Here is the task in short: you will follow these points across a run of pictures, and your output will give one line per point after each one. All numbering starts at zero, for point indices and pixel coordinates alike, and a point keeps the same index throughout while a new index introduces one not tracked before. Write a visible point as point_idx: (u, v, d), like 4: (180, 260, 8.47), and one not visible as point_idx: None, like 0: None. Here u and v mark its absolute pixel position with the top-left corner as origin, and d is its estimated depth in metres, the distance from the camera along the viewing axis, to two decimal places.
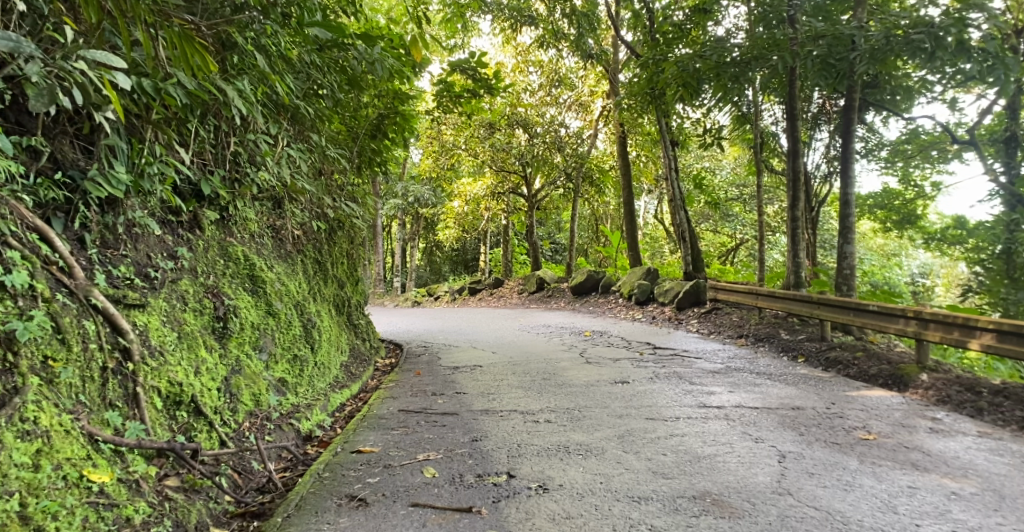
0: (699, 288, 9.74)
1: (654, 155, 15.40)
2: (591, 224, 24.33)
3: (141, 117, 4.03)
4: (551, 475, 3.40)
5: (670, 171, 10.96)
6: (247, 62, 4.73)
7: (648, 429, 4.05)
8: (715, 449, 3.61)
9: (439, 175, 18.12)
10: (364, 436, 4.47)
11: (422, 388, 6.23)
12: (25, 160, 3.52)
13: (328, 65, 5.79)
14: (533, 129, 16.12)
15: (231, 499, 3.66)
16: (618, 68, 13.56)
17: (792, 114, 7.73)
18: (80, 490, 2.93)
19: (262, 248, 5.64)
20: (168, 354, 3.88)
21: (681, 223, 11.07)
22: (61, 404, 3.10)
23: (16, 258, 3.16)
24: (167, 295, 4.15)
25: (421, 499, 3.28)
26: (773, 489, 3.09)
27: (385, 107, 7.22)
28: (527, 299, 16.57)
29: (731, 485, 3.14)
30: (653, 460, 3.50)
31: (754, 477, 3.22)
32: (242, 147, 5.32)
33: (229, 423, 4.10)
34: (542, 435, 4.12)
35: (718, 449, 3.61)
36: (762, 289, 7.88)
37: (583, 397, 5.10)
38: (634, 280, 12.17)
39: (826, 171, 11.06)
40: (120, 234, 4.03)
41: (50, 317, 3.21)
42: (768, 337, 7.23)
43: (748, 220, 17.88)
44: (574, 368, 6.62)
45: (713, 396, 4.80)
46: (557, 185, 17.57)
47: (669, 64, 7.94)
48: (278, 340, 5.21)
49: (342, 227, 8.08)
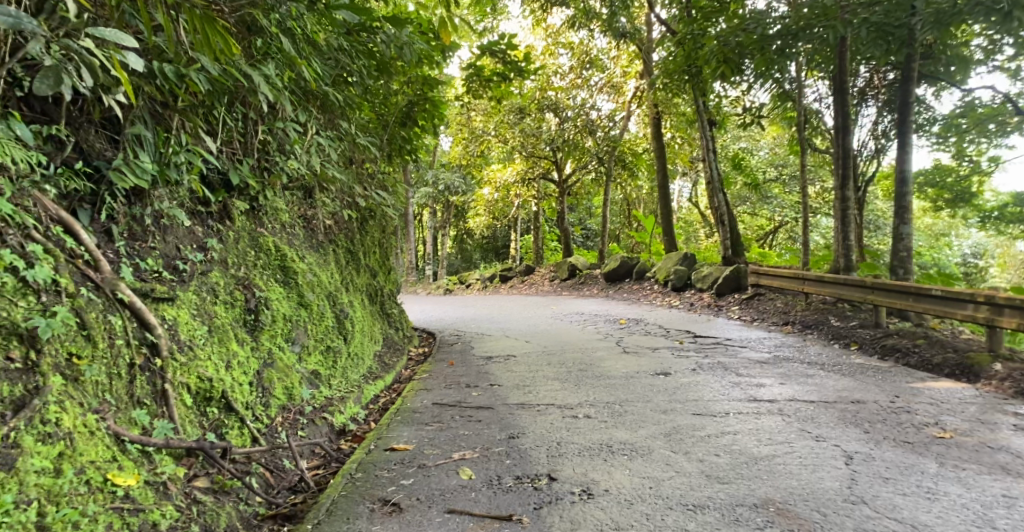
0: (740, 273, 9.39)
1: (690, 137, 14.86)
2: (624, 210, 23.96)
3: (167, 106, 3.91)
4: (595, 478, 3.19)
5: (708, 152, 10.60)
6: (273, 46, 4.57)
7: (697, 426, 3.80)
8: (773, 449, 3.35)
9: (469, 162, 17.88)
10: (398, 431, 4.32)
11: (456, 379, 6.08)
12: (50, 151, 3.42)
13: (356, 50, 5.62)
14: (564, 113, 15.86)
15: (262, 501, 3.53)
16: (652, 47, 13.11)
17: (841, 87, 7.29)
18: (105, 495, 2.82)
19: (293, 238, 5.52)
20: (198, 348, 3.76)
21: (719, 206, 10.69)
22: (86, 403, 2.99)
23: (39, 252, 3.06)
24: (196, 288, 4.03)
25: (457, 505, 3.10)
26: (842, 497, 2.83)
27: (414, 94, 7.06)
28: (559, 286, 16.35)
29: (797, 491, 2.89)
30: (706, 461, 3.27)
31: (820, 482, 2.96)
32: (271, 136, 5.16)
33: (261, 419, 3.99)
34: (584, 432, 3.92)
35: (776, 449, 3.36)
36: (809, 273, 7.51)
37: (622, 390, 4.88)
38: (671, 266, 11.81)
39: (875, 149, 10.47)
40: (148, 226, 3.92)
41: (74, 313, 3.10)
42: (817, 324, 6.87)
43: (789, 202, 17.32)
44: (611, 358, 6.39)
45: (763, 388, 4.52)
46: (590, 169, 17.23)
47: (711, 37, 7.48)
48: (311, 332, 5.08)
49: (372, 215, 7.91)
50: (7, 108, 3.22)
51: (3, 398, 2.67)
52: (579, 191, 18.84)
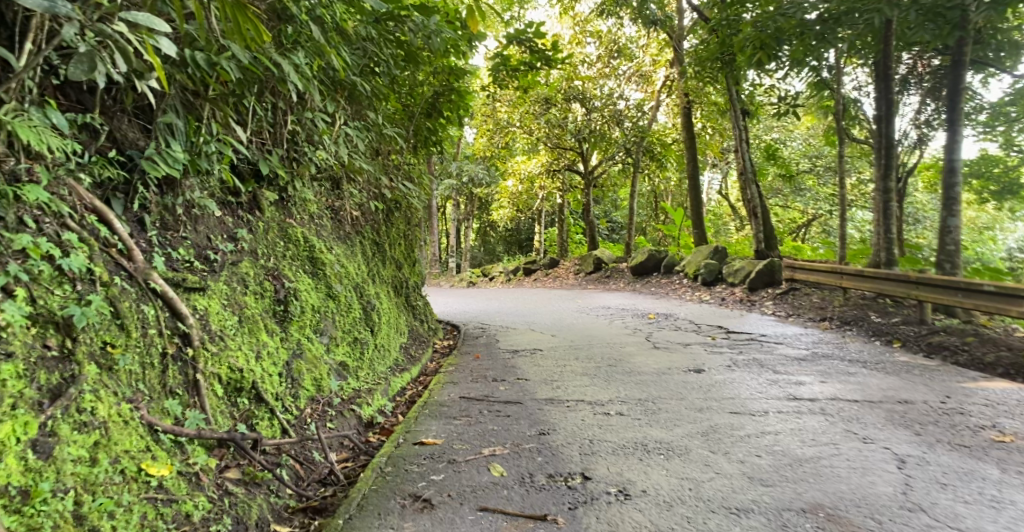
0: (774, 267, 9.18)
1: (721, 127, 14.60)
2: (650, 202, 23.67)
3: (197, 94, 3.87)
4: (631, 478, 3.10)
5: (740, 142, 10.38)
6: (303, 33, 4.49)
7: (735, 425, 3.68)
8: (817, 451, 3.23)
9: (494, 154, 17.80)
10: (426, 425, 4.27)
11: (483, 372, 6.02)
12: (84, 139, 3.40)
13: (384, 39, 5.54)
14: (591, 103, 15.65)
15: (292, 494, 3.49)
16: (683, 35, 12.85)
17: (887, 72, 7.00)
18: (139, 485, 2.81)
19: (321, 229, 5.49)
20: (229, 338, 3.74)
21: (752, 198, 10.46)
22: (120, 392, 2.97)
23: (74, 240, 3.06)
24: (227, 278, 4.01)
25: (489, 503, 3.03)
26: (897, 503, 2.71)
27: (441, 85, 6.98)
28: (584, 279, 16.23)
29: (847, 496, 2.77)
30: (747, 462, 3.15)
31: (870, 488, 2.84)
32: (300, 126, 5.10)
33: (291, 410, 3.96)
34: (616, 430, 3.83)
35: (821, 450, 3.23)
36: (846, 267, 7.30)
37: (654, 387, 4.78)
38: (700, 260, 11.61)
39: (916, 139, 10.16)
40: (180, 215, 3.90)
41: (108, 302, 3.08)
42: (856, 320, 6.67)
43: (823, 194, 16.91)
44: (641, 354, 6.27)
45: (802, 386, 4.39)
46: (616, 160, 17.01)
47: (747, 23, 7.28)
48: (339, 323, 5.05)
49: (398, 207, 7.88)
50: (44, 96, 3.21)
51: (40, 386, 2.66)
52: (605, 182, 18.67)
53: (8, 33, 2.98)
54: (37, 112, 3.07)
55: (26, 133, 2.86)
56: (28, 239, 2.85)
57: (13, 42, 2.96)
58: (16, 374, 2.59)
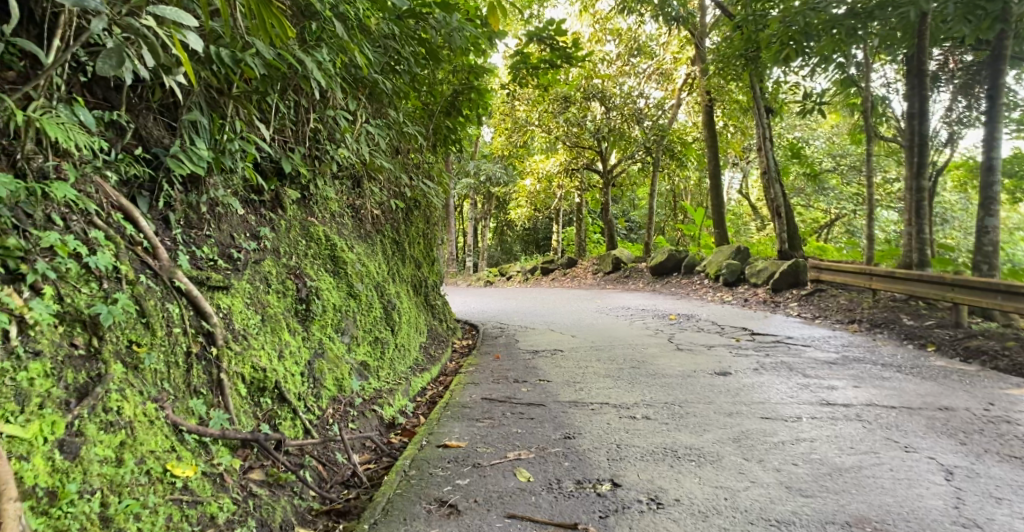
0: (799, 267, 9.01)
1: (743, 125, 14.40)
2: (669, 201, 23.48)
3: (222, 92, 3.84)
4: (663, 486, 3.02)
5: (764, 140, 10.22)
6: (327, 30, 4.45)
7: (767, 431, 3.59)
8: (857, 459, 3.13)
9: (512, 153, 17.74)
10: (449, 427, 4.22)
11: (504, 373, 5.95)
12: (110, 137, 3.38)
13: (406, 36, 5.50)
14: (610, 102, 15.51)
15: (316, 496, 3.45)
16: (705, 32, 12.69)
17: (921, 68, 6.83)
18: (164, 486, 2.78)
19: (342, 227, 5.45)
20: (252, 337, 3.71)
21: (775, 197, 10.30)
22: (145, 391, 2.95)
23: (101, 238, 3.04)
24: (250, 277, 3.98)
25: (517, 509, 2.97)
26: (948, 518, 2.61)
27: (460, 83, 6.94)
28: (602, 279, 16.12)
29: (892, 510, 2.67)
30: (783, 471, 3.06)
31: (917, 501, 2.74)
32: (322, 124, 5.07)
33: (313, 410, 3.91)
34: (644, 435, 3.74)
35: (861, 459, 3.13)
36: (875, 268, 7.14)
37: (680, 390, 4.68)
38: (721, 260, 11.45)
39: (947, 137, 9.95)
40: (204, 213, 3.87)
41: (134, 301, 3.06)
42: (886, 322, 6.52)
43: (847, 193, 16.64)
44: (665, 355, 6.17)
45: (835, 391, 4.27)
46: (635, 159, 16.85)
47: (775, 18, 7.15)
48: (360, 322, 5.01)
49: (417, 205, 7.83)
50: (71, 93, 3.19)
51: (67, 385, 2.64)
52: (624, 181, 18.52)
53: (36, 31, 2.98)
54: (65, 110, 3.05)
55: (54, 130, 2.84)
56: (55, 237, 2.83)
57: (41, 40, 2.96)
58: (43, 373, 2.58)
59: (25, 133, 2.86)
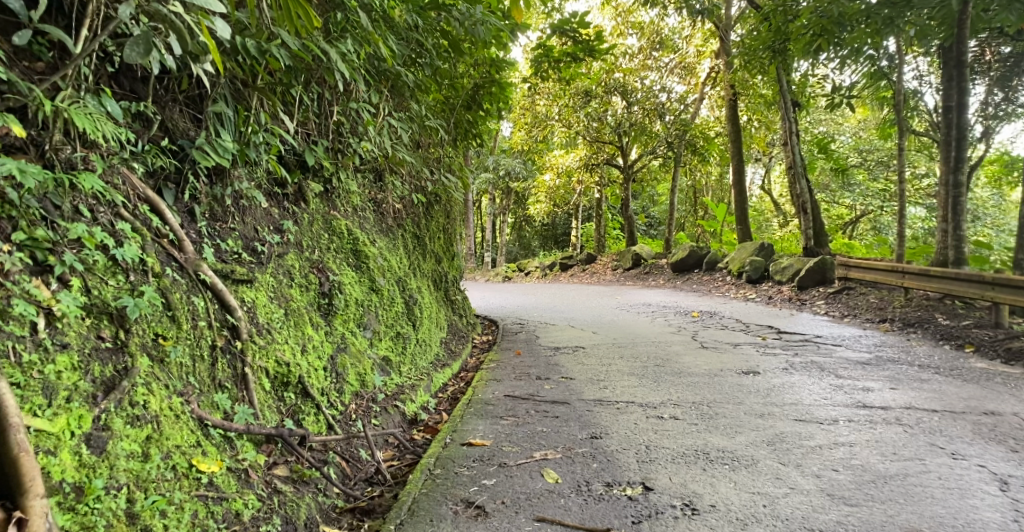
0: (826, 264, 8.83)
1: (767, 119, 14.20)
2: (690, 197, 23.24)
3: (247, 84, 3.80)
4: (697, 491, 2.94)
5: (790, 135, 10.02)
6: (352, 21, 4.37)
7: (803, 435, 3.48)
8: (902, 466, 3.02)
9: (531, 148, 17.63)
10: (473, 425, 4.15)
11: (525, 370, 5.87)
12: (137, 128, 3.35)
13: (429, 28, 5.43)
14: (632, 96, 15.35)
15: (340, 493, 3.40)
16: (731, 25, 12.50)
17: (961, 58, 6.63)
18: (190, 482, 2.74)
19: (364, 221, 5.41)
20: (276, 332, 3.67)
21: (801, 193, 10.11)
22: (171, 385, 2.91)
23: (127, 230, 3.01)
24: (274, 270, 3.94)
25: (547, 512, 2.90)
26: None
27: (481, 77, 6.87)
28: (622, 276, 15.99)
29: (944, 522, 2.57)
30: (823, 477, 2.96)
31: (972, 513, 2.63)
32: (345, 117, 5.01)
33: (336, 405, 3.87)
34: (673, 436, 3.65)
35: (906, 466, 3.02)
36: (908, 266, 6.95)
37: (708, 389, 4.58)
38: (744, 257, 11.28)
39: (981, 132, 9.70)
40: (229, 206, 3.84)
41: (160, 293, 3.03)
42: (920, 322, 6.35)
43: (874, 190, 16.31)
44: (690, 354, 6.06)
45: (871, 393, 4.15)
46: (657, 154, 16.67)
47: (806, 8, 6.97)
48: (382, 317, 4.97)
49: (437, 200, 7.77)
50: (99, 84, 3.16)
51: (94, 378, 2.61)
52: (645, 176, 18.33)
53: (65, 21, 2.95)
54: (93, 101, 3.02)
55: (82, 120, 2.80)
56: (83, 229, 2.81)
57: (70, 29, 2.93)
58: (71, 366, 2.55)
59: (54, 123, 2.83)
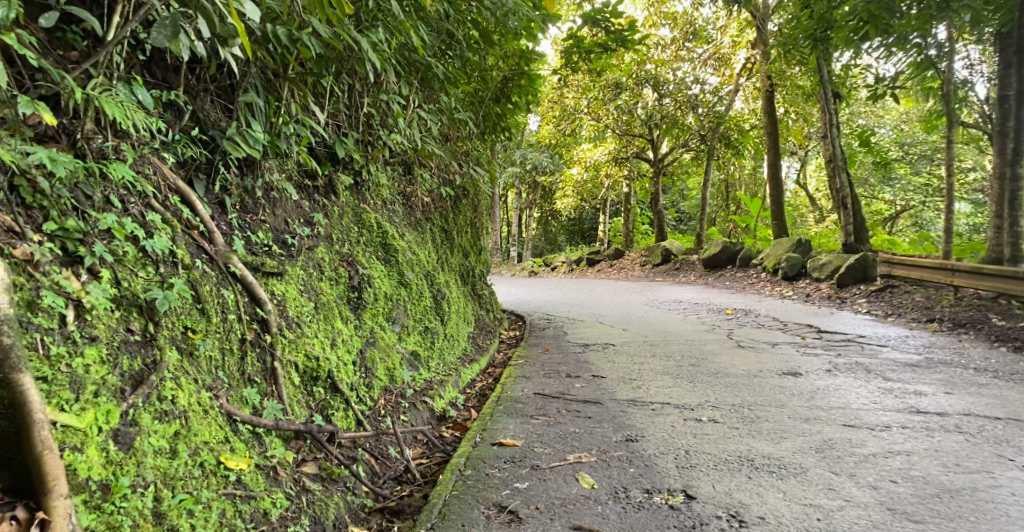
0: (867, 262, 8.52)
1: (805, 111, 13.82)
2: (722, 191, 22.81)
3: (278, 74, 3.71)
4: (743, 501, 2.78)
5: (831, 127, 9.68)
6: (383, 10, 4.26)
7: (855, 441, 3.31)
8: (969, 480, 2.83)
9: (559, 141, 17.44)
10: (503, 423, 4.04)
11: (555, 367, 5.75)
12: (168, 118, 3.29)
13: (461, 17, 5.28)
14: (664, 88, 15.06)
15: (369, 492, 3.31)
16: (768, 15, 12.16)
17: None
18: (218, 480, 2.66)
19: (393, 215, 5.31)
20: (306, 325, 3.59)
21: (842, 187, 9.78)
22: (200, 379, 2.85)
23: (157, 221, 2.95)
24: (304, 263, 3.86)
25: (584, 520, 2.77)
26: None
27: (510, 69, 6.71)
28: (651, 271, 15.74)
29: None
30: (881, 490, 2.79)
31: None
32: (375, 108, 4.91)
33: (365, 401, 3.78)
34: (715, 441, 3.49)
35: (973, 480, 2.83)
36: (959, 264, 6.65)
37: (748, 391, 4.40)
38: (781, 253, 10.98)
39: None
40: (259, 198, 3.77)
41: (190, 286, 2.96)
42: (973, 323, 6.07)
43: (916, 184, 15.80)
44: (726, 353, 5.86)
45: (925, 398, 3.94)
46: (689, 148, 16.35)
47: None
48: (410, 311, 4.87)
49: (465, 193, 7.66)
50: (130, 73, 3.10)
51: (123, 372, 2.54)
52: (675, 170, 18.01)
53: (98, 9, 2.89)
54: (124, 89, 2.95)
55: (112, 108, 2.72)
56: (112, 220, 2.75)
57: (103, 18, 2.87)
58: (99, 359, 2.49)
59: (85, 111, 2.77)
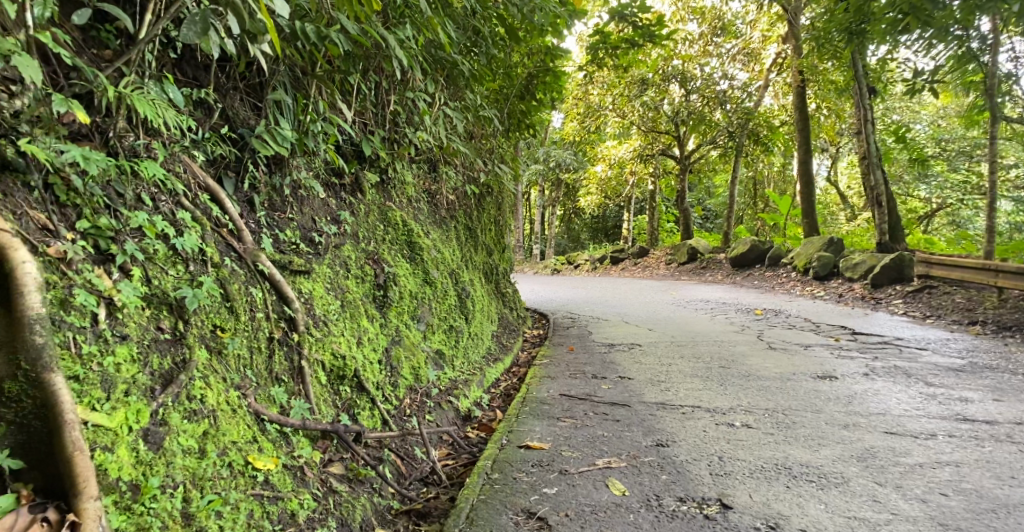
0: (903, 261, 8.28)
1: (837, 107, 13.54)
2: (749, 189, 22.46)
3: (306, 72, 3.68)
4: (783, 512, 2.69)
5: (865, 123, 9.43)
6: (412, 6, 4.21)
7: (898, 450, 3.19)
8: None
9: (584, 138, 17.31)
10: (530, 425, 3.98)
11: (580, 367, 5.67)
12: (199, 116, 3.28)
13: (489, 12, 5.22)
14: (691, 84, 14.88)
15: (395, 493, 3.27)
16: (800, 8, 11.92)
17: None
18: (246, 480, 2.64)
19: (418, 212, 5.28)
20: (332, 324, 3.57)
21: (876, 184, 9.52)
22: (228, 378, 2.83)
23: (188, 220, 2.94)
24: (331, 261, 3.84)
25: (616, 529, 2.70)
26: None
27: (536, 66, 6.63)
28: (676, 270, 15.56)
29: None
30: (931, 503, 2.69)
31: None
32: (401, 106, 4.87)
33: (391, 400, 3.74)
34: (749, 446, 3.39)
35: None
36: (1002, 265, 6.43)
37: (782, 394, 4.28)
38: (811, 252, 10.75)
39: None
40: (287, 196, 3.75)
41: (219, 285, 2.95)
42: (1017, 326, 5.87)
43: (952, 181, 15.38)
44: (757, 355, 5.73)
45: (971, 405, 3.80)
46: (716, 144, 16.11)
47: None
48: (435, 310, 4.84)
49: (489, 191, 7.60)
50: (162, 71, 3.10)
51: (153, 371, 2.53)
52: (702, 167, 17.77)
53: (131, 8, 2.89)
54: (155, 87, 2.94)
55: (144, 106, 2.70)
56: (143, 218, 2.74)
57: (136, 16, 2.87)
58: (130, 358, 2.47)
59: (117, 110, 2.76)
